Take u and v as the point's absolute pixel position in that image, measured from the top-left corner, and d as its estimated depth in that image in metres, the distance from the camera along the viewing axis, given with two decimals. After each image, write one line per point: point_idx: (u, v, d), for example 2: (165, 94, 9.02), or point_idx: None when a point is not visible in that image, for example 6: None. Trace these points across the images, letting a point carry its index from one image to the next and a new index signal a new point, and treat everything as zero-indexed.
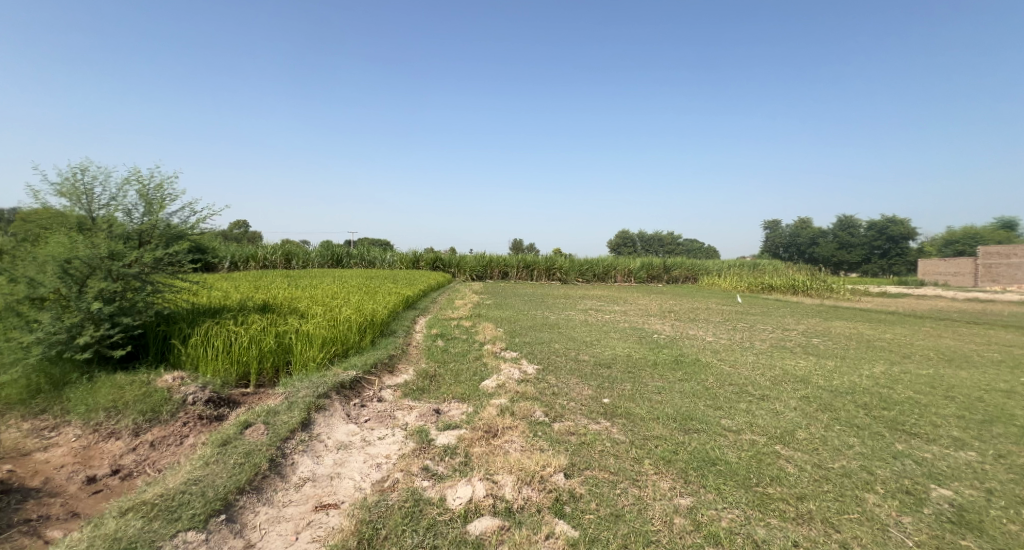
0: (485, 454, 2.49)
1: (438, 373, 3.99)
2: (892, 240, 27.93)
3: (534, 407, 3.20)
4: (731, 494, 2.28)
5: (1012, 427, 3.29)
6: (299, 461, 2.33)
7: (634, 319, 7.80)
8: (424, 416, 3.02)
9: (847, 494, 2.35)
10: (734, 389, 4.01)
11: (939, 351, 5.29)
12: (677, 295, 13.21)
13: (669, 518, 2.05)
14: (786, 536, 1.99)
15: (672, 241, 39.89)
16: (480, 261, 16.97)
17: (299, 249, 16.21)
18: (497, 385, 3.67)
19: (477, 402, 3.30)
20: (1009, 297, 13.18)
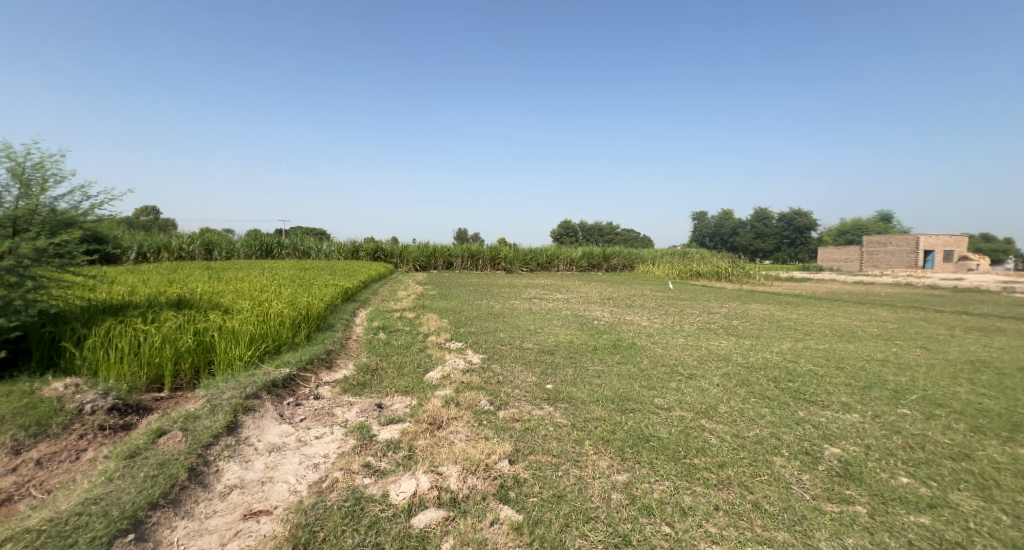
0: (429, 446, 2.60)
1: (380, 367, 4.02)
2: (800, 230, 30.94)
3: (479, 396, 3.34)
4: (662, 467, 2.54)
5: (886, 389, 3.87)
6: (225, 468, 2.31)
7: (575, 307, 8.14)
8: (365, 412, 3.07)
9: (760, 459, 2.69)
10: (665, 369, 4.38)
11: (833, 328, 6.04)
12: (615, 283, 13.84)
13: (607, 494, 2.27)
14: (708, 502, 2.26)
15: (609, 231, 41.51)
16: (424, 251, 16.81)
17: (222, 241, 15.26)
18: (441, 376, 3.77)
19: (421, 394, 3.39)
20: (886, 280, 15.18)
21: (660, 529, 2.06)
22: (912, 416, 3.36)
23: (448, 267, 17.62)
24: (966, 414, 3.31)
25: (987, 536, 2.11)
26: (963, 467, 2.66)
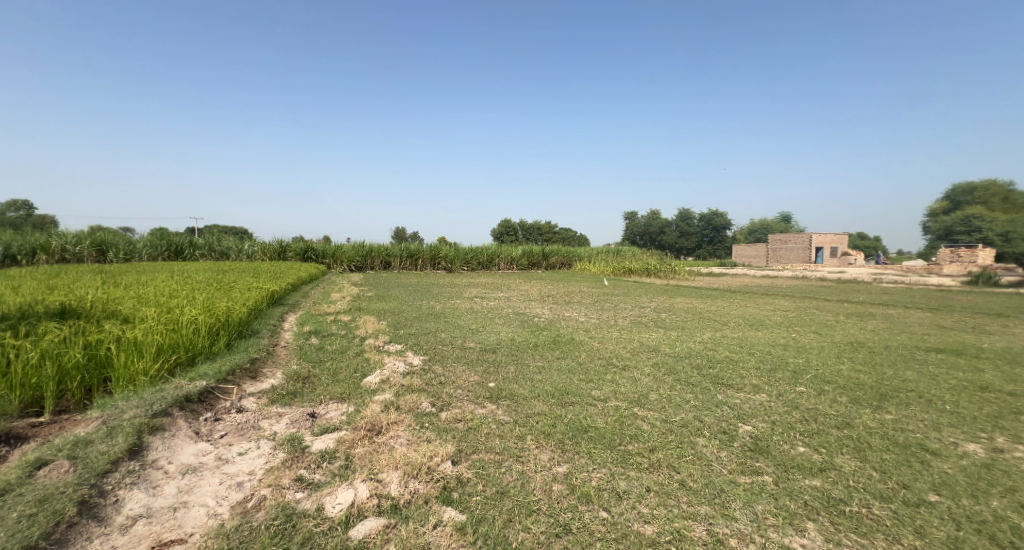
0: (368, 453, 2.62)
1: (313, 374, 3.95)
2: (717, 229, 33.69)
3: (420, 399, 3.40)
4: (599, 455, 2.73)
5: (789, 370, 4.38)
6: (127, 496, 2.12)
7: (515, 304, 8.34)
8: (295, 423, 3.01)
9: (685, 440, 2.96)
10: (602, 362, 4.67)
11: (747, 317, 6.68)
12: (553, 280, 14.26)
13: (548, 486, 2.40)
14: (640, 484, 2.45)
15: (549, 230, 42.37)
16: (359, 251, 16.40)
17: (118, 241, 13.94)
18: (380, 380, 3.78)
19: (359, 400, 3.38)
20: (789, 273, 16.89)
21: (598, 515, 2.21)
22: (807, 392, 3.82)
23: (386, 267, 17.25)
24: (848, 388, 3.83)
25: (865, 490, 2.42)
26: (847, 434, 3.05)
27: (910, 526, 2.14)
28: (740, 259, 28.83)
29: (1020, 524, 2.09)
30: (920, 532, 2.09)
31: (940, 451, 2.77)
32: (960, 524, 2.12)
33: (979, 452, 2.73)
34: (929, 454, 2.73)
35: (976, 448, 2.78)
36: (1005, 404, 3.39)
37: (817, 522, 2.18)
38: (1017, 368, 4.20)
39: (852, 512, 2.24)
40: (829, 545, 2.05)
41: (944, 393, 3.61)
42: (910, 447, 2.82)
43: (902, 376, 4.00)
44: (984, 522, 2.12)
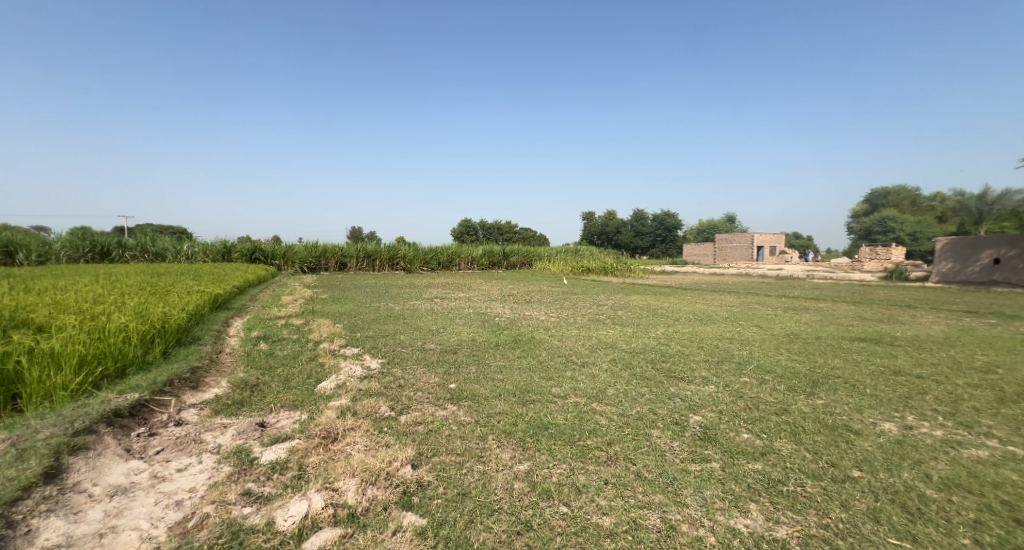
0: (323, 462, 2.52)
1: (262, 382, 3.80)
2: (670, 230, 34.95)
3: (377, 404, 3.35)
4: (559, 451, 2.76)
5: (734, 362, 4.65)
6: (44, 525, 1.88)
7: (476, 305, 8.37)
8: (242, 433, 2.87)
9: (641, 433, 3.08)
10: (561, 359, 4.80)
11: (698, 313, 7.02)
12: (512, 280, 14.38)
13: (510, 485, 2.37)
14: (599, 477, 2.49)
15: (510, 230, 42.56)
16: (312, 252, 15.93)
17: (30, 242, 12.85)
18: (335, 386, 3.71)
19: (312, 408, 3.29)
20: (734, 271, 17.82)
21: (558, 510, 2.19)
22: (750, 382, 4.08)
23: (342, 268, 16.83)
24: (786, 376, 4.12)
25: (798, 470, 2.59)
26: (784, 420, 3.29)
27: (837, 500, 2.29)
28: (691, 258, 30.02)
29: (925, 492, 2.33)
30: (845, 504, 2.25)
31: (862, 431, 3.03)
32: (879, 497, 2.30)
33: (892, 430, 3.03)
34: (853, 434, 2.99)
35: (891, 426, 3.07)
36: (914, 386, 3.77)
37: (758, 502, 2.29)
38: (926, 353, 4.67)
39: (789, 491, 2.37)
40: (769, 524, 2.14)
41: (866, 378, 3.96)
42: (838, 429, 3.07)
43: (831, 364, 4.36)
44: (897, 493, 2.33)
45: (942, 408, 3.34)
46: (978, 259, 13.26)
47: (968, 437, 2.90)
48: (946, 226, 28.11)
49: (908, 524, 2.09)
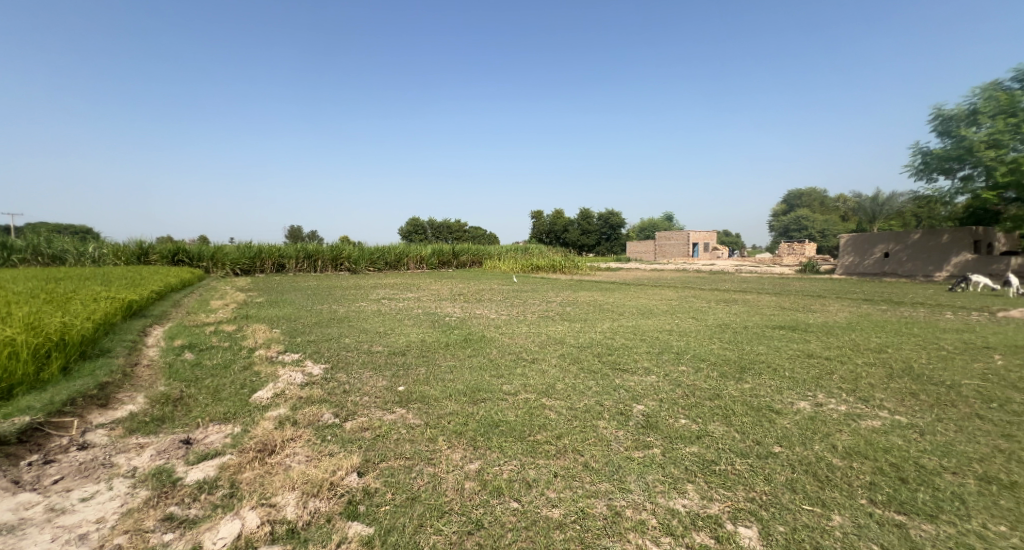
0: (259, 477, 2.32)
1: (187, 394, 3.39)
2: (614, 228, 36.08)
3: (321, 411, 3.16)
4: (510, 448, 2.84)
5: (673, 352, 4.92)
6: None
7: (426, 304, 8.31)
8: (163, 453, 2.55)
9: (588, 424, 3.22)
10: (511, 356, 4.90)
11: (640, 307, 7.35)
12: (461, 279, 14.35)
13: (460, 485, 2.40)
14: (548, 471, 2.58)
15: (460, 228, 42.21)
16: (244, 253, 15.11)
17: None
18: (272, 395, 3.44)
19: (247, 419, 2.98)
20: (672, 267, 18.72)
21: (509, 507, 2.26)
22: (687, 370, 4.35)
23: (280, 270, 16.03)
24: (717, 363, 4.45)
25: (729, 449, 2.82)
26: (716, 404, 3.54)
27: (761, 474, 2.52)
28: (634, 255, 31.16)
29: (832, 460, 2.62)
30: (768, 478, 2.48)
31: (782, 410, 3.33)
32: (795, 468, 2.56)
33: (806, 407, 3.35)
34: (773, 413, 3.29)
35: (805, 404, 3.41)
36: (823, 366, 4.19)
37: (694, 483, 2.46)
38: (833, 337, 5.20)
39: (721, 470, 2.58)
40: (704, 501, 2.31)
41: (784, 361, 4.37)
42: (762, 410, 3.35)
43: (757, 350, 4.74)
44: (809, 463, 2.60)
45: (845, 385, 3.75)
46: (872, 252, 14.79)
47: (865, 410, 3.27)
48: (851, 224, 31.01)
49: (819, 491, 2.33)
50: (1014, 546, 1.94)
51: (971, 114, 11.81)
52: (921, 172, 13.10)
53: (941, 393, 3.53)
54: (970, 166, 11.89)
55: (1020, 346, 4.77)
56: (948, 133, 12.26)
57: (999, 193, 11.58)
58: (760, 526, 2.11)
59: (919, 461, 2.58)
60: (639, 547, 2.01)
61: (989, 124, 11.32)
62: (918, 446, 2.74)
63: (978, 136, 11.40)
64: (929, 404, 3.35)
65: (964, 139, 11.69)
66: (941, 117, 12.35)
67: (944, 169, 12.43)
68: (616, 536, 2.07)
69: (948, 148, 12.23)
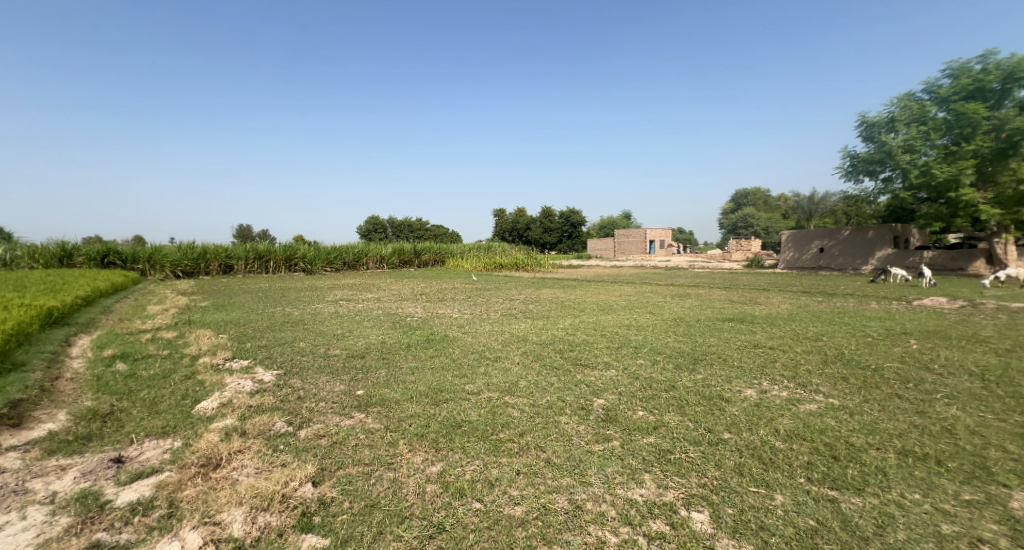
0: (203, 492, 2.21)
1: (118, 409, 3.18)
2: (575, 226, 36.56)
3: (272, 420, 3.06)
4: (473, 448, 2.83)
5: (631, 346, 5.04)
6: None
7: (385, 305, 8.16)
8: (89, 475, 2.38)
9: (550, 421, 3.26)
10: (474, 356, 4.88)
11: (599, 304, 7.48)
12: (422, 279, 14.17)
13: (422, 489, 2.37)
14: (511, 469, 2.59)
15: (421, 227, 41.69)
16: (185, 254, 14.29)
17: None
18: (218, 405, 3.28)
19: (188, 433, 2.84)
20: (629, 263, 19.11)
21: (471, 507, 2.26)
22: (644, 363, 4.48)
23: (227, 272, 15.27)
24: (672, 356, 4.59)
25: (683, 438, 2.92)
26: (672, 394, 3.66)
27: (712, 460, 2.63)
28: (595, 252, 31.70)
29: (775, 443, 2.76)
30: (717, 463, 2.58)
31: (731, 399, 3.48)
32: (742, 453, 2.68)
33: (752, 395, 3.52)
34: (724, 401, 3.43)
35: (752, 392, 3.57)
36: (767, 355, 4.41)
37: (651, 473, 2.53)
38: (778, 327, 5.48)
39: (675, 458, 2.67)
40: (659, 490, 2.38)
41: (733, 352, 4.57)
42: (713, 399, 3.48)
43: (708, 342, 4.93)
44: (755, 447, 2.73)
45: (787, 372, 3.96)
46: (811, 247, 15.65)
47: (805, 395, 3.47)
48: (790, 222, 32.78)
49: (763, 474, 2.45)
50: (926, 511, 2.10)
51: (890, 121, 12.76)
52: (850, 173, 13.99)
53: (867, 376, 3.79)
54: (890, 169, 12.75)
55: (933, 331, 5.18)
56: (871, 139, 13.18)
57: (914, 194, 12.39)
58: (710, 510, 2.20)
59: (854, 440, 2.76)
60: (599, 539, 2.05)
61: (905, 130, 12.22)
62: (853, 427, 2.93)
63: (896, 141, 12.28)
64: (858, 387, 3.58)
65: (884, 144, 12.58)
66: (865, 124, 13.27)
67: (869, 171, 13.31)
68: (577, 529, 2.10)
69: (872, 152, 13.12)
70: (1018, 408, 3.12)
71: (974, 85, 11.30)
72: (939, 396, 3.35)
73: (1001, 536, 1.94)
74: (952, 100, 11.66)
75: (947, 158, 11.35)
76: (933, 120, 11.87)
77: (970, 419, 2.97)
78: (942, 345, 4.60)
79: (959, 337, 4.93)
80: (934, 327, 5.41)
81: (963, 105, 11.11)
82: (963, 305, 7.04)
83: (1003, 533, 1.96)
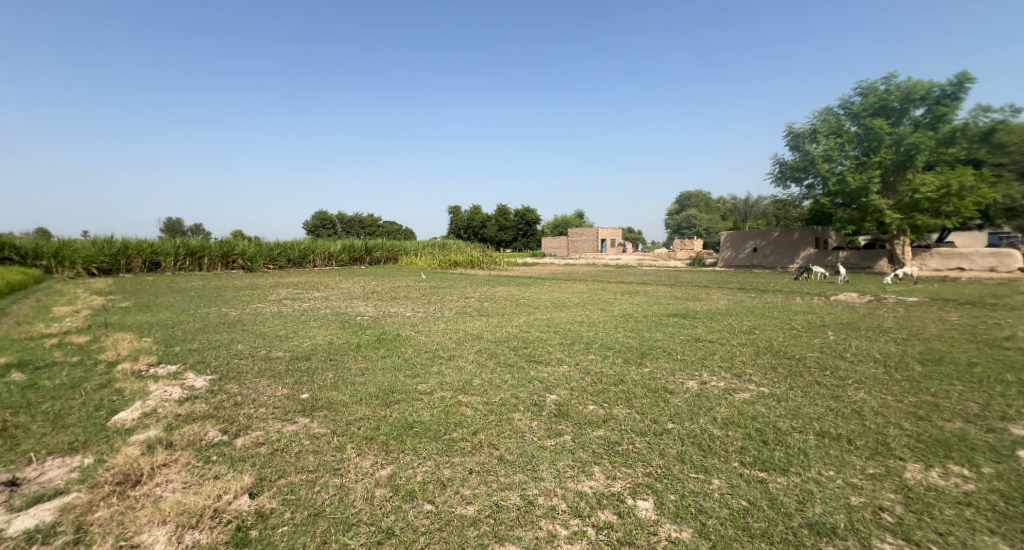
0: (119, 513, 2.03)
1: (16, 426, 2.86)
2: (530, 225, 36.83)
3: (204, 429, 2.85)
4: (424, 449, 2.76)
5: (582, 343, 5.10)
6: None
7: (333, 304, 7.86)
8: None
9: (504, 418, 3.23)
10: (428, 355, 4.78)
11: (552, 301, 7.54)
12: (373, 276, 13.82)
13: (371, 494, 2.28)
14: (463, 468, 2.55)
15: (372, 223, 40.62)
16: (104, 250, 13.16)
17: None
18: (140, 416, 3.03)
19: (102, 448, 2.59)
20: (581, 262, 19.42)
21: (422, 509, 2.19)
22: (595, 358, 4.56)
23: (153, 269, 14.19)
24: (621, 350, 4.70)
25: (630, 430, 2.98)
26: (621, 388, 3.74)
27: (657, 450, 2.69)
28: (549, 250, 32.03)
29: (713, 431, 2.87)
30: (662, 453, 2.65)
31: (674, 390, 3.59)
32: (684, 441, 2.77)
33: (694, 386, 3.65)
34: (668, 393, 3.54)
35: (694, 383, 3.71)
36: (708, 348, 4.60)
37: (600, 465, 2.56)
38: (718, 321, 5.74)
39: (623, 450, 2.71)
40: (608, 481, 2.41)
41: (676, 345, 4.74)
42: (658, 391, 3.58)
43: (655, 336, 5.09)
44: (695, 436, 2.83)
45: (725, 363, 4.15)
46: (745, 247, 16.55)
47: (740, 384, 3.64)
48: (729, 222, 34.76)
49: (704, 460, 2.53)
50: (839, 486, 2.25)
51: (812, 132, 13.74)
52: (779, 179, 14.90)
53: (792, 365, 4.03)
54: (813, 176, 13.70)
55: (847, 323, 5.61)
56: (797, 148, 14.14)
57: (832, 200, 13.37)
58: (655, 498, 2.25)
59: (783, 425, 2.91)
60: (550, 533, 2.04)
61: (824, 141, 13.18)
62: (783, 412, 3.09)
63: (817, 151, 13.23)
64: (784, 375, 3.80)
65: (808, 153, 13.54)
66: (792, 134, 14.21)
67: (795, 178, 14.24)
68: (528, 525, 2.09)
69: (797, 160, 14.06)
70: (913, 390, 3.41)
71: (879, 104, 12.40)
72: (850, 381, 3.62)
73: (898, 504, 2.10)
74: (862, 116, 12.72)
75: (858, 168, 12.29)
76: (847, 134, 12.91)
77: (875, 402, 3.22)
78: (854, 336, 4.98)
79: (869, 328, 5.36)
80: (847, 319, 5.86)
81: (870, 121, 12.17)
82: (869, 299, 7.67)
83: (899, 500, 2.13)
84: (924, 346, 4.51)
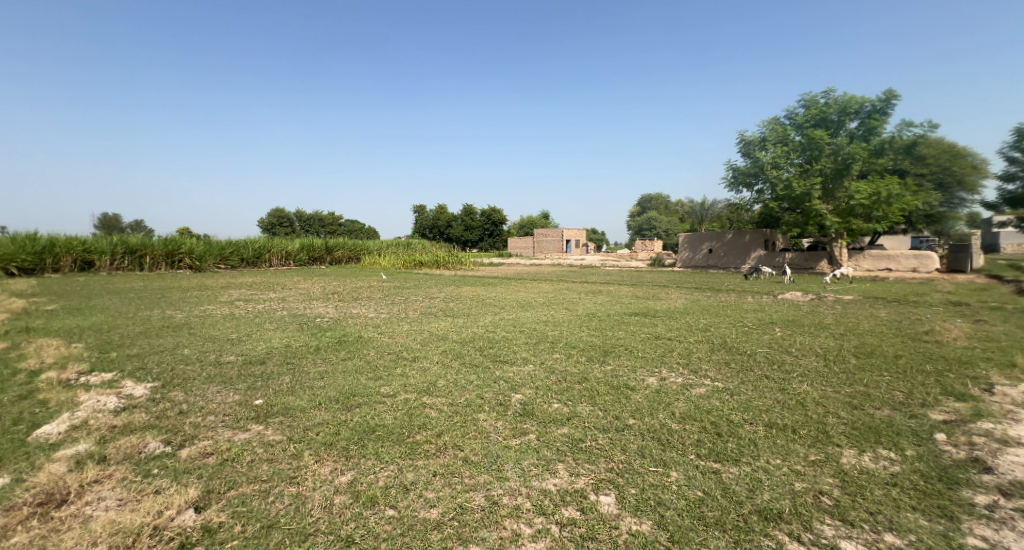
0: (41, 536, 1.85)
1: None
2: (496, 225, 36.80)
3: (144, 441, 2.67)
4: (387, 453, 2.67)
5: (548, 342, 5.10)
6: None
7: (291, 305, 7.57)
8: None
9: (469, 419, 3.18)
10: (391, 356, 4.67)
11: (517, 301, 7.53)
12: (334, 277, 13.44)
13: (329, 501, 2.19)
14: (427, 471, 2.48)
15: (332, 222, 39.52)
16: (30, 248, 12.22)
17: None
18: (69, 429, 2.80)
19: (23, 466, 2.37)
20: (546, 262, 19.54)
21: (383, 515, 2.12)
22: (560, 357, 4.57)
23: (83, 268, 13.30)
24: (585, 349, 4.73)
25: (593, 426, 3.00)
26: (584, 386, 3.76)
27: (618, 446, 2.71)
28: (515, 250, 32.09)
29: (671, 425, 2.92)
30: (623, 448, 2.67)
31: (636, 387, 3.64)
32: (644, 436, 2.80)
33: (654, 382, 3.72)
34: (629, 390, 3.58)
35: (654, 380, 3.77)
36: (668, 345, 4.71)
37: (564, 463, 2.56)
38: (677, 320, 5.88)
39: (586, 446, 2.72)
40: (571, 478, 2.41)
41: (637, 343, 4.81)
42: (620, 389, 3.62)
43: (617, 335, 5.15)
44: (655, 430, 2.87)
45: (682, 359, 4.24)
46: (700, 249, 17.06)
47: (696, 379, 3.73)
48: (689, 222, 35.88)
49: (662, 454, 2.57)
50: (784, 473, 2.33)
51: (762, 140, 14.27)
52: (732, 184, 15.39)
53: (744, 360, 4.18)
54: (762, 182, 14.22)
55: (793, 320, 5.87)
56: (749, 154, 14.67)
57: (780, 204, 13.95)
58: (616, 492, 2.26)
59: (737, 417, 2.99)
60: (513, 532, 2.01)
61: (773, 149, 13.70)
62: (738, 405, 3.18)
63: (766, 158, 13.71)
64: (737, 370, 3.92)
65: (758, 160, 14.01)
66: (744, 141, 14.73)
67: (746, 183, 14.73)
68: (492, 525, 2.05)
69: (748, 166, 14.56)
70: (848, 381, 3.59)
71: (819, 115, 13.03)
72: (795, 374, 3.78)
73: (836, 487, 2.19)
74: (805, 127, 13.34)
75: (803, 175, 12.89)
76: (792, 143, 13.51)
77: (816, 393, 3.37)
78: (799, 332, 5.21)
79: (812, 324, 5.64)
80: (793, 316, 6.15)
81: (812, 132, 12.77)
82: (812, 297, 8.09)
83: (837, 484, 2.22)
84: (858, 341, 4.79)
